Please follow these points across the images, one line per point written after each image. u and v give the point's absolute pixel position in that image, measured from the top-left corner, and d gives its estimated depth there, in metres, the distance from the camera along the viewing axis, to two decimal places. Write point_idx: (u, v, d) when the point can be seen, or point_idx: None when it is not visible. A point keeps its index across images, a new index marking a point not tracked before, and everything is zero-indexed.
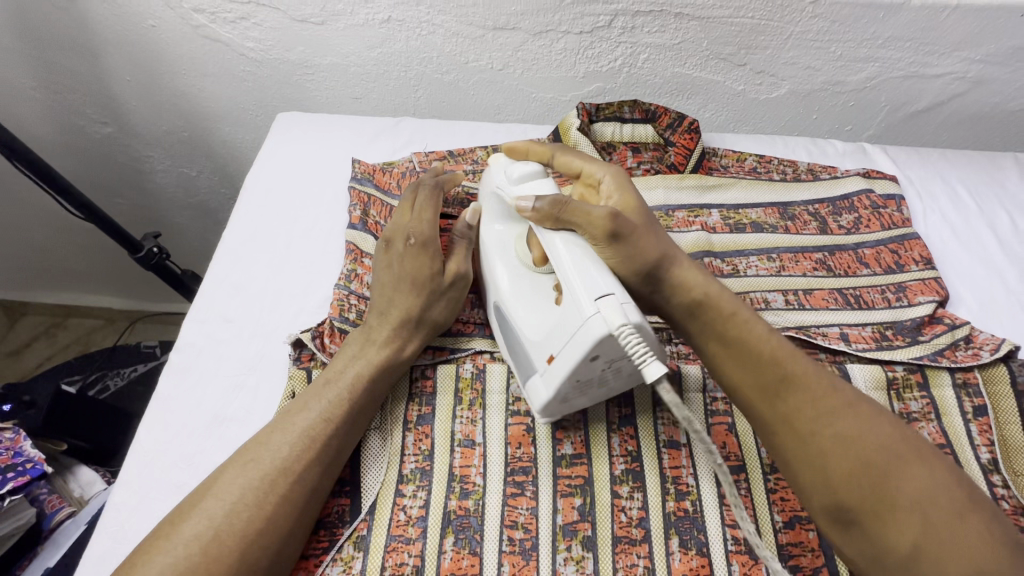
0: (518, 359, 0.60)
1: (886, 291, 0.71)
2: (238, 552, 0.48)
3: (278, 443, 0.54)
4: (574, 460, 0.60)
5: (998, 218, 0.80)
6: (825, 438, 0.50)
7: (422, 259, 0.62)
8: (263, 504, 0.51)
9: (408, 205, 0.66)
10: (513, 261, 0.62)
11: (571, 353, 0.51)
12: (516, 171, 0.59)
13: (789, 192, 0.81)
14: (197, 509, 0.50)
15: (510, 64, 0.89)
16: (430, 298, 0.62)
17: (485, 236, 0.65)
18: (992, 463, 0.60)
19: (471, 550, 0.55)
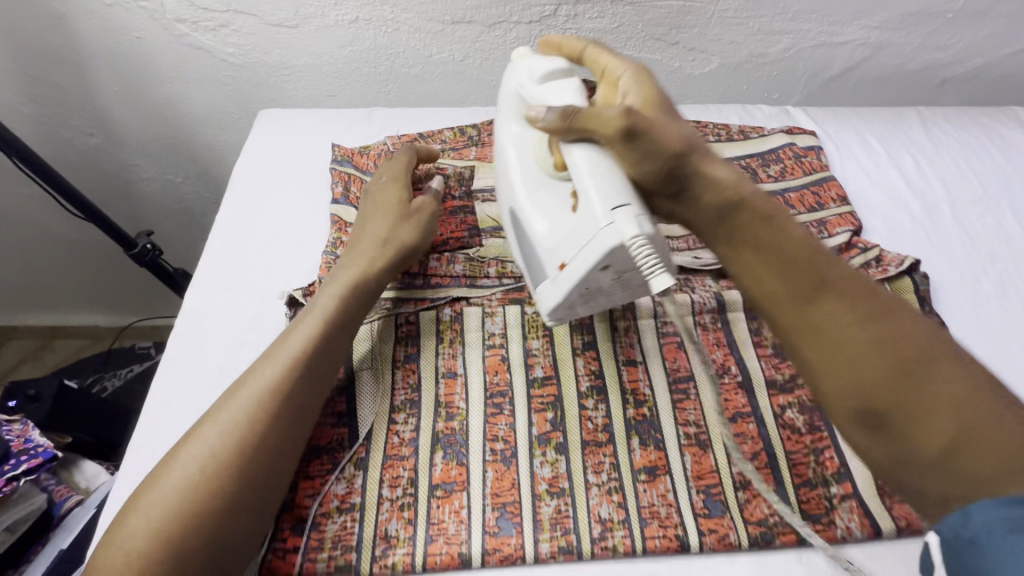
0: (533, 271, 0.65)
1: (810, 226, 0.82)
2: (235, 467, 0.55)
3: (263, 374, 0.61)
4: (545, 381, 0.68)
5: (905, 161, 0.91)
6: (847, 330, 0.52)
7: (396, 197, 0.75)
8: (252, 426, 0.57)
9: (388, 163, 0.80)
10: (534, 168, 0.66)
11: (583, 260, 0.56)
12: (536, 79, 0.65)
13: (724, 151, 0.91)
14: (199, 434, 0.57)
15: (469, 54, 0.99)
16: (401, 225, 0.72)
17: (500, 139, 0.71)
18: None
19: (459, 461, 0.63)
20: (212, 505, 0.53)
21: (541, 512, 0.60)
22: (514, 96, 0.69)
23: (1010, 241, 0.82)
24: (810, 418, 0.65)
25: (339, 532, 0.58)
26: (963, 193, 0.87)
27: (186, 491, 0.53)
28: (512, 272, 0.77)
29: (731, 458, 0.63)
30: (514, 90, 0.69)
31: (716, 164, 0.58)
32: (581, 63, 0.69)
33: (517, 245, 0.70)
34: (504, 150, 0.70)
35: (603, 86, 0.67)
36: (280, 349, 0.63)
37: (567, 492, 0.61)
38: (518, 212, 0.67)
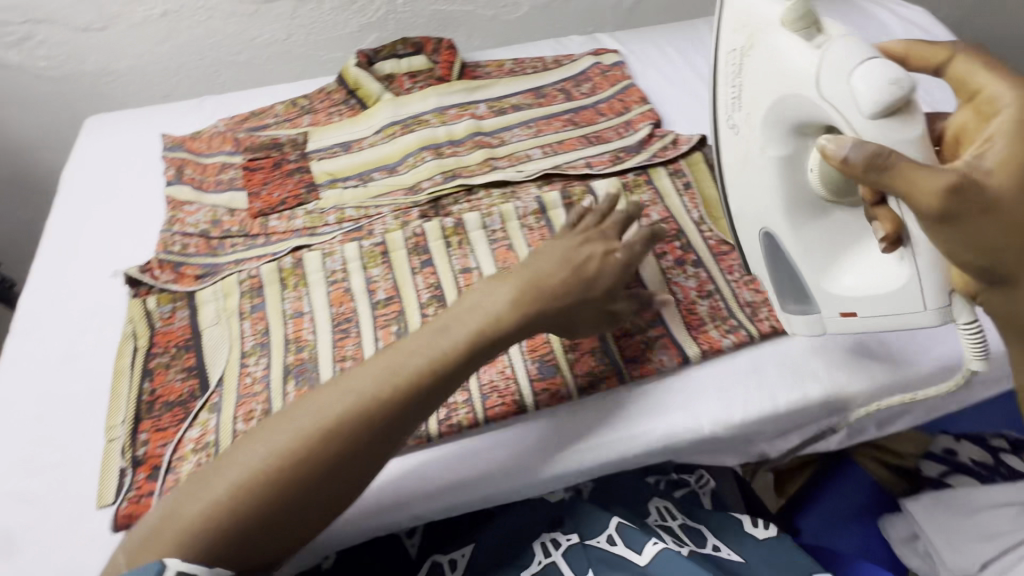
0: (788, 287, 0.63)
1: (619, 128, 0.91)
2: (292, 477, 0.50)
3: (357, 386, 0.54)
4: (387, 301, 0.73)
5: (698, 63, 1.03)
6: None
7: (584, 256, 0.64)
8: (317, 462, 0.50)
9: (598, 216, 0.69)
10: (801, 178, 0.56)
11: (877, 322, 0.56)
12: (875, 80, 0.44)
13: (541, 79, 0.99)
14: (262, 434, 0.52)
15: (291, 32, 1.03)
16: (582, 296, 0.62)
17: (750, 150, 0.58)
18: (702, 218, 0.78)
19: (311, 385, 0.66)
20: (260, 505, 0.49)
21: None
22: (805, 64, 0.49)
23: None
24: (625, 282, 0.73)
25: (193, 468, 0.60)
26: None
27: (232, 499, 0.48)
28: (351, 216, 0.81)
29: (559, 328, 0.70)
30: (804, 64, 0.50)
31: None
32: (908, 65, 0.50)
33: (768, 267, 0.65)
34: (749, 167, 0.59)
35: (961, 111, 0.45)
36: (384, 366, 0.55)
37: None
38: (776, 235, 0.60)
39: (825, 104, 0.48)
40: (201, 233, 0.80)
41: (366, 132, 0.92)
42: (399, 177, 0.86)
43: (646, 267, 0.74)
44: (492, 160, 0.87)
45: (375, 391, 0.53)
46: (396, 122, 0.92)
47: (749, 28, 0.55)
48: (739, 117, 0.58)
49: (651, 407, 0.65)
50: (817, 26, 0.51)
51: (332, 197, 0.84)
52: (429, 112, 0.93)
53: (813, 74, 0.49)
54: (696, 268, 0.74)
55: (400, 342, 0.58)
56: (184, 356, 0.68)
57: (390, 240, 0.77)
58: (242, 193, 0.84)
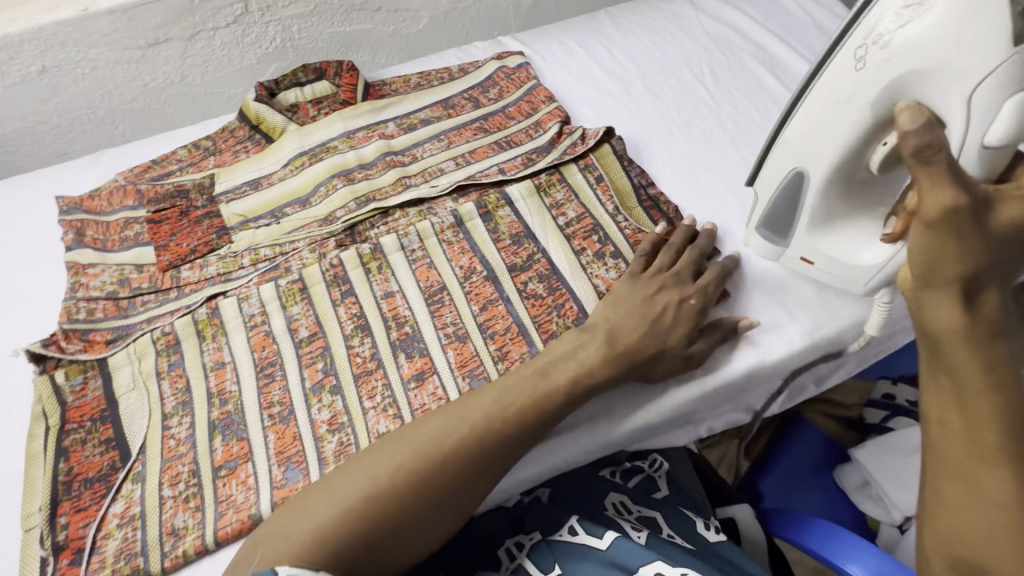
0: (781, 220, 0.68)
1: (529, 129, 0.91)
2: (415, 495, 0.51)
3: (475, 413, 0.56)
4: (311, 338, 0.71)
5: (601, 55, 1.04)
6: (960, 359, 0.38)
7: (661, 307, 0.65)
8: (424, 493, 0.51)
9: (670, 259, 0.71)
10: (857, 146, 0.57)
11: (822, 274, 0.69)
12: (1001, 123, 0.48)
13: (448, 90, 0.99)
14: (367, 460, 0.53)
15: (186, 73, 1.00)
16: (659, 342, 0.64)
17: (857, 98, 0.55)
18: (616, 209, 0.79)
19: (239, 437, 0.64)
20: (367, 520, 0.49)
21: (325, 450, 0.63)
22: (970, 67, 0.47)
23: (690, 91, 0.96)
24: (548, 283, 0.74)
25: (121, 544, 0.58)
26: (650, 66, 1.01)
27: (339, 521, 0.48)
28: (266, 256, 0.79)
29: (487, 341, 0.69)
30: (977, 64, 0.47)
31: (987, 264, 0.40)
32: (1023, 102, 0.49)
33: (774, 203, 0.67)
34: (841, 119, 0.57)
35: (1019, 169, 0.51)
36: (466, 409, 0.56)
37: (346, 424, 0.65)
38: (806, 182, 0.63)
39: (964, 107, 0.49)
40: (108, 295, 0.76)
41: (274, 167, 0.90)
42: (313, 209, 0.84)
43: (567, 265, 0.75)
44: (405, 178, 0.86)
45: (472, 426, 0.55)
46: (304, 152, 0.91)
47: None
48: (875, 56, 0.52)
49: (597, 411, 0.67)
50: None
51: (246, 239, 0.82)
52: (337, 138, 0.91)
53: (977, 80, 0.47)
54: (615, 260, 0.75)
55: (454, 406, 0.57)
56: (100, 429, 0.65)
57: (307, 275, 0.76)
58: (149, 248, 0.81)
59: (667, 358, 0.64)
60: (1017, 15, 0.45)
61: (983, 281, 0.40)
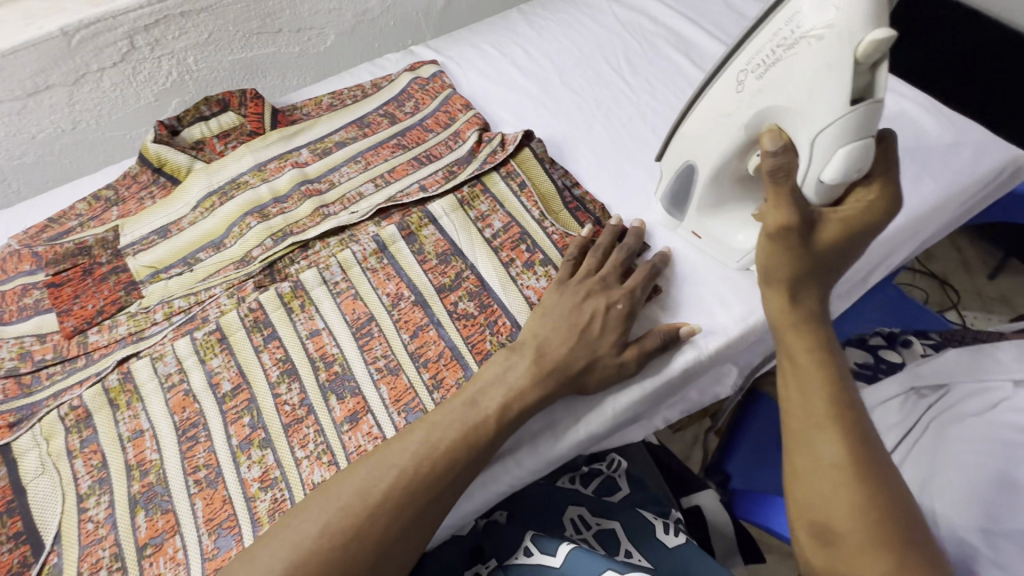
0: (680, 193, 0.69)
1: (448, 141, 0.88)
2: (342, 553, 0.51)
3: (399, 460, 0.56)
4: (234, 391, 0.67)
5: (516, 54, 1.02)
6: (797, 352, 0.52)
7: (588, 315, 0.65)
8: (353, 551, 0.51)
9: (597, 263, 0.70)
10: (735, 148, 0.57)
11: (707, 248, 0.72)
12: (836, 166, 0.49)
13: (361, 108, 0.95)
14: (291, 524, 0.53)
15: (78, 119, 0.93)
16: (590, 354, 0.63)
17: (739, 105, 0.54)
18: (542, 215, 0.78)
19: (163, 510, 0.60)
20: None
21: (258, 510, 0.59)
22: (817, 115, 0.49)
23: (607, 83, 0.95)
24: (479, 301, 0.71)
25: None
26: (566, 61, 1.00)
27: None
28: (180, 307, 0.74)
29: (420, 370, 0.67)
30: (821, 113, 0.48)
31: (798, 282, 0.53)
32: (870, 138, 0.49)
33: (677, 180, 0.68)
34: (724, 120, 0.57)
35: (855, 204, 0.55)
36: (392, 453, 0.56)
37: (279, 478, 0.61)
38: (697, 171, 0.64)
39: (807, 149, 0.51)
40: (8, 372, 0.71)
41: (183, 211, 0.85)
42: (227, 251, 0.80)
43: (497, 279, 0.73)
44: (322, 207, 0.82)
45: (397, 475, 0.55)
46: (213, 191, 0.86)
47: (827, 32, 0.46)
48: (751, 84, 0.53)
49: (540, 429, 0.66)
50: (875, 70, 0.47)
51: (157, 292, 0.77)
52: (247, 172, 0.87)
53: (823, 125, 0.48)
54: (545, 268, 0.73)
55: (387, 445, 0.57)
56: (7, 523, 0.60)
57: (225, 323, 0.72)
58: (51, 315, 0.75)
59: (599, 367, 0.64)
60: (861, 76, 0.47)
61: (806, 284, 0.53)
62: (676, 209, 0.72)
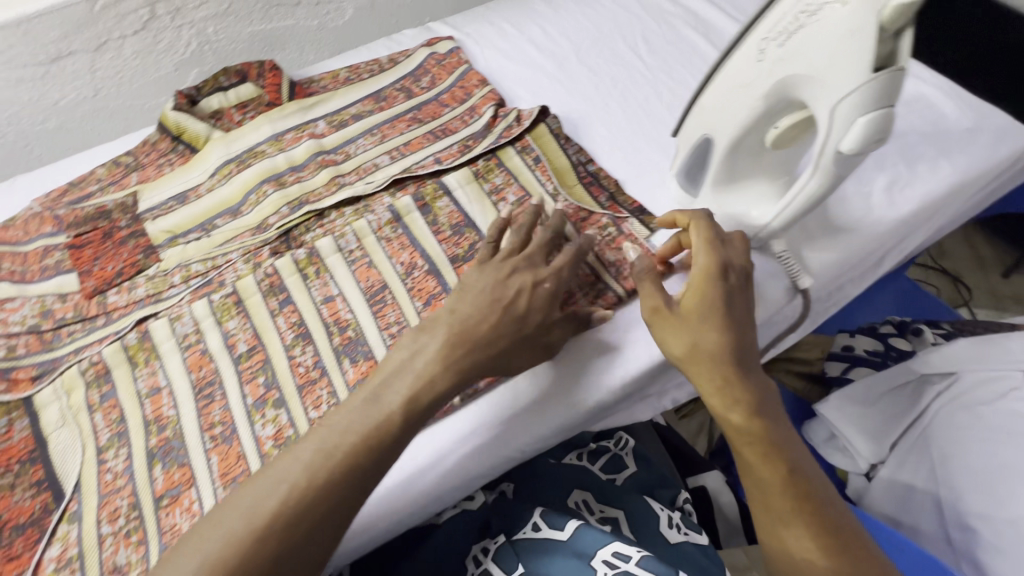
0: (694, 169, 0.70)
1: (463, 116, 0.89)
2: (262, 558, 0.48)
3: (315, 451, 0.53)
4: (250, 352, 0.68)
5: (533, 32, 1.02)
6: (744, 448, 0.57)
7: (513, 291, 0.62)
8: (276, 534, 0.49)
9: (520, 241, 0.66)
10: (756, 118, 0.57)
11: None
12: (855, 138, 0.50)
13: (378, 82, 0.96)
14: (222, 513, 0.51)
15: (99, 86, 0.95)
16: (517, 334, 0.61)
17: (763, 70, 0.54)
18: (555, 188, 0.78)
19: (180, 463, 0.61)
20: None
21: None
22: (838, 83, 0.48)
23: (624, 62, 0.95)
24: None
25: None
26: (583, 40, 0.99)
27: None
28: (198, 271, 0.76)
29: None
30: (843, 82, 0.48)
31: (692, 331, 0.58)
32: (887, 107, 0.48)
33: (693, 155, 0.68)
34: (747, 89, 0.56)
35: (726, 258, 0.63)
36: (313, 441, 0.54)
37: (292, 437, 0.62)
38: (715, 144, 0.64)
39: (827, 116, 0.51)
40: (30, 329, 0.72)
41: (200, 179, 0.86)
42: (244, 218, 0.81)
43: None
44: (338, 177, 0.83)
45: (326, 451, 0.53)
46: (230, 160, 0.87)
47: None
48: (774, 52, 0.53)
49: (538, 396, 0.66)
50: (897, 37, 0.46)
51: (175, 256, 0.78)
52: (264, 142, 0.88)
53: (843, 95, 0.48)
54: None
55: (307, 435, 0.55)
56: (29, 471, 0.61)
57: (242, 287, 0.73)
58: (72, 275, 0.77)
59: None
60: (883, 44, 0.46)
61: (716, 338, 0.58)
62: (691, 186, 0.72)
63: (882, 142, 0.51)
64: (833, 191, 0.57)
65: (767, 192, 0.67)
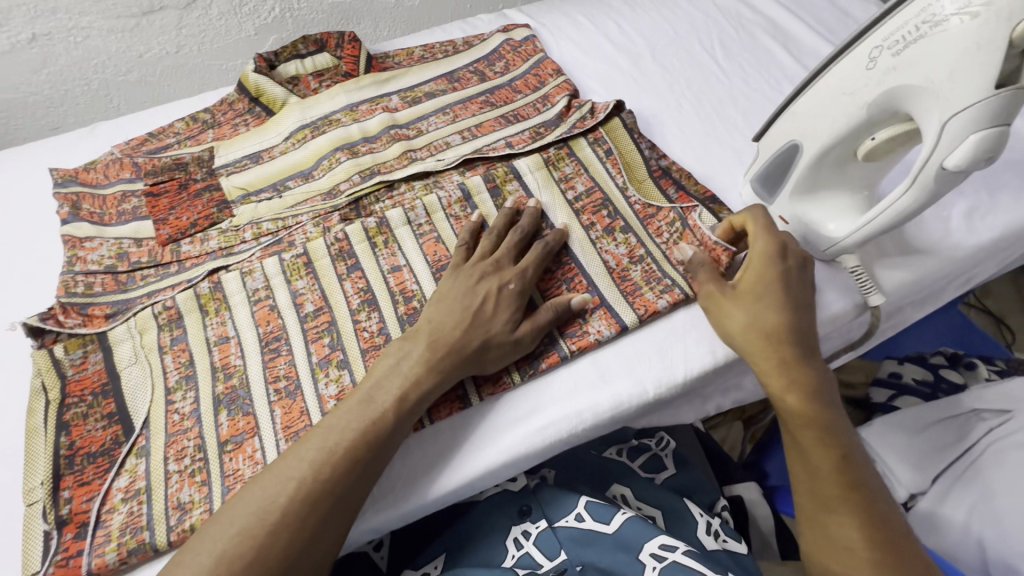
0: (771, 177, 0.69)
1: (536, 103, 0.89)
2: (289, 536, 0.51)
3: (338, 438, 0.55)
4: (316, 313, 0.69)
5: (608, 27, 1.02)
6: (796, 432, 0.59)
7: (481, 296, 0.64)
8: (316, 504, 0.52)
9: (490, 245, 0.70)
10: (856, 125, 0.59)
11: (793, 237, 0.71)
12: (965, 153, 0.53)
13: (452, 63, 0.97)
14: (264, 477, 0.54)
15: (182, 43, 0.99)
16: (486, 334, 0.63)
17: (874, 79, 0.56)
18: (625, 182, 0.78)
19: (245, 412, 0.63)
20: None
21: None
22: (955, 96, 0.51)
23: (699, 64, 0.95)
24: (558, 259, 0.72)
25: (126, 519, 0.57)
26: (659, 39, 0.99)
27: (241, 542, 0.50)
28: (269, 230, 0.77)
29: None
30: (961, 95, 0.51)
31: (746, 312, 0.61)
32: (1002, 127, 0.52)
33: (774, 161, 0.68)
34: (852, 97, 0.58)
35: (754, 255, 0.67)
36: (334, 429, 0.56)
37: None
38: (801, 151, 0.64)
39: (937, 129, 0.53)
40: (106, 269, 0.75)
41: (275, 141, 0.88)
42: (315, 183, 0.82)
43: (577, 242, 0.73)
44: (410, 152, 0.84)
45: (359, 428, 0.56)
46: (306, 125, 0.88)
47: (985, 10, 0.48)
48: (886, 61, 0.55)
49: (593, 380, 0.66)
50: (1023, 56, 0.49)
51: (247, 213, 0.80)
52: (339, 111, 0.89)
53: (958, 108, 0.51)
54: (625, 235, 0.73)
55: (327, 419, 0.57)
56: (102, 403, 0.64)
57: (312, 249, 0.74)
58: (148, 222, 0.79)
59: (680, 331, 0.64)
60: (1007, 61, 0.49)
61: (772, 320, 0.60)
62: (766, 193, 0.71)
63: (988, 160, 0.54)
64: (922, 208, 0.60)
65: (845, 205, 0.66)
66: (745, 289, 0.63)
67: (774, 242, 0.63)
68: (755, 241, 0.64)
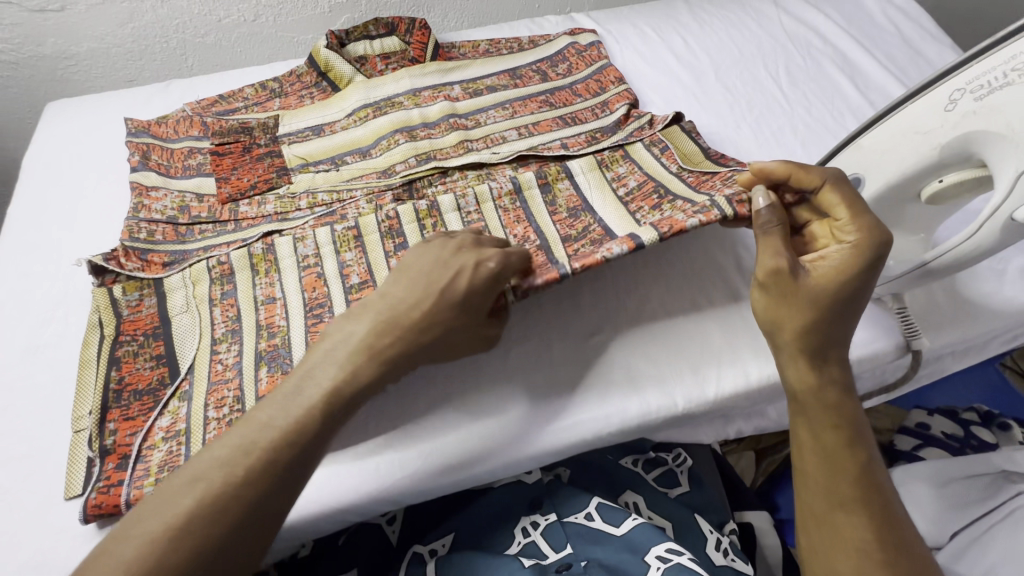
0: None
1: (594, 108, 0.90)
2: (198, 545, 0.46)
3: (255, 436, 0.50)
4: (361, 286, 0.71)
5: (674, 41, 1.02)
6: (822, 428, 0.56)
7: (454, 269, 0.58)
8: (225, 510, 0.47)
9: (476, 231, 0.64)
10: (925, 167, 0.58)
11: None
12: None
13: (517, 60, 0.98)
14: (175, 477, 0.49)
15: (260, 13, 1.03)
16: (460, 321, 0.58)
17: (952, 122, 0.56)
18: (681, 168, 0.77)
19: (283, 371, 0.65)
20: None
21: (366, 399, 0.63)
22: None
23: (763, 88, 0.94)
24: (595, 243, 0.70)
25: (165, 457, 0.59)
26: (725, 58, 0.99)
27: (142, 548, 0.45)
28: (323, 201, 0.80)
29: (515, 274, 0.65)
30: None
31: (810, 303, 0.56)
32: None
33: None
34: (927, 137, 0.57)
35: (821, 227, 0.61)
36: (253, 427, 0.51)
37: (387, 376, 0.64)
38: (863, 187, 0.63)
39: (1013, 178, 0.53)
40: (168, 219, 0.78)
41: (338, 116, 0.91)
42: (372, 161, 0.85)
43: (617, 218, 0.73)
44: (466, 142, 0.86)
45: (284, 426, 0.51)
46: (368, 104, 0.91)
47: None
48: (967, 104, 0.55)
49: (626, 386, 0.66)
50: None
51: (304, 182, 0.83)
52: (403, 94, 0.91)
53: None
54: (672, 205, 0.71)
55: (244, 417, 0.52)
56: (153, 345, 0.67)
57: (363, 223, 0.75)
58: (210, 179, 0.82)
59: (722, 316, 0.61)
60: None
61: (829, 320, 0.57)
62: None
63: None
64: (975, 259, 0.60)
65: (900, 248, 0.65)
66: (818, 288, 0.56)
67: (866, 240, 0.57)
68: (846, 233, 0.58)
